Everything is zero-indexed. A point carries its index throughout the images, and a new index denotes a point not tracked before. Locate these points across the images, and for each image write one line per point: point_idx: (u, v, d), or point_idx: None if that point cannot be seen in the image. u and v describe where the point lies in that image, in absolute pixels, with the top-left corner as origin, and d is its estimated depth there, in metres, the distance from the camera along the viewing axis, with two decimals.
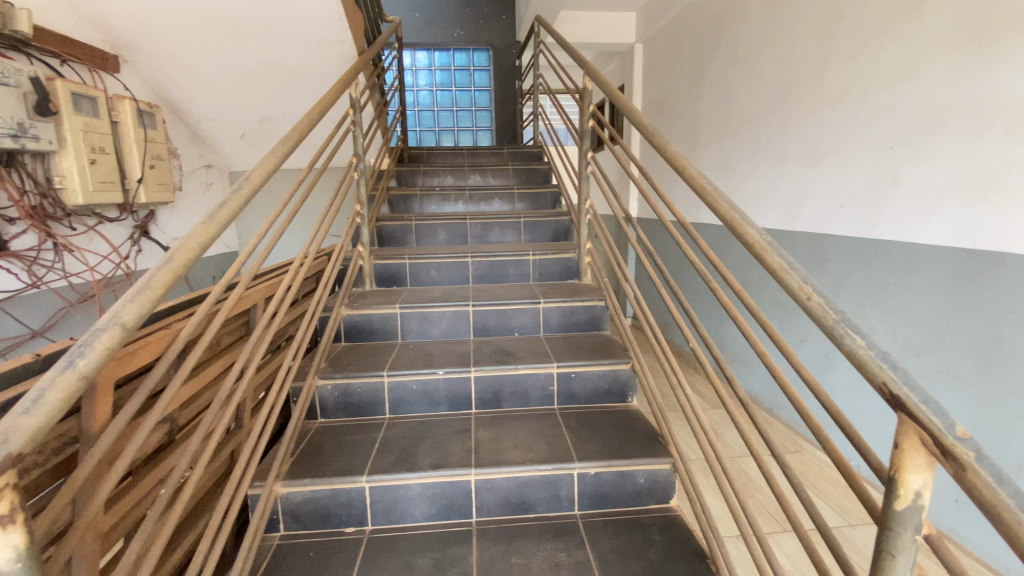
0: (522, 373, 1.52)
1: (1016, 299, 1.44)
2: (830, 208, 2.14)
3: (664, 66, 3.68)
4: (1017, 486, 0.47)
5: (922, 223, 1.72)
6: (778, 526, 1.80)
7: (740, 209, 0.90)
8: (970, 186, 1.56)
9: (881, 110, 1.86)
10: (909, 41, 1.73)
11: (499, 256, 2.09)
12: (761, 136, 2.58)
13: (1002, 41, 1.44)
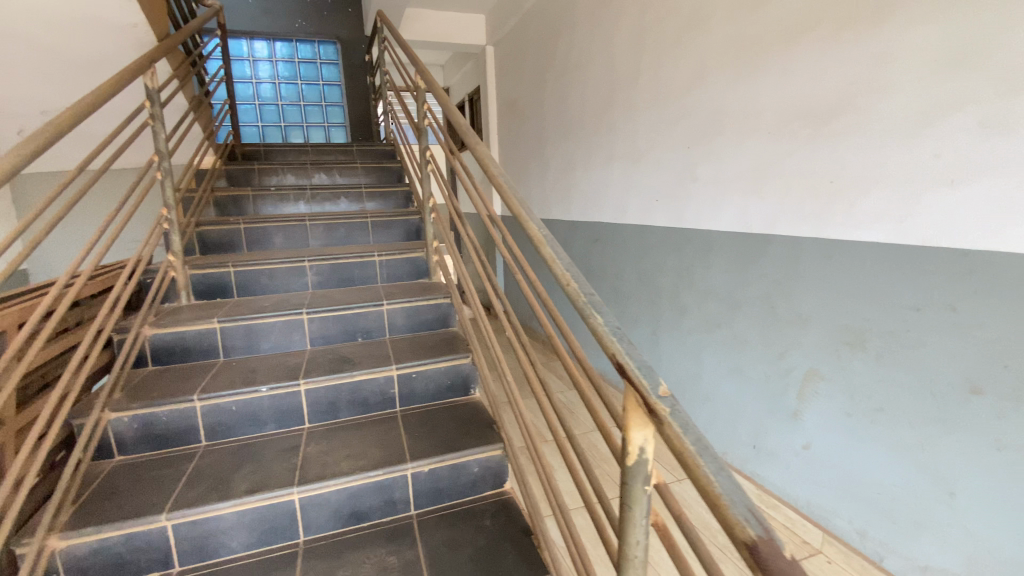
0: (358, 379, 1.46)
1: (779, 273, 1.73)
2: (649, 201, 2.40)
3: (512, 70, 3.81)
4: (698, 431, 0.56)
5: (714, 211, 2.00)
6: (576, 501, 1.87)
7: (527, 205, 0.98)
8: (746, 179, 1.84)
9: (683, 114, 2.11)
10: (699, 54, 1.99)
11: (340, 259, 1.98)
12: (595, 136, 2.80)
13: (761, 58, 1.72)
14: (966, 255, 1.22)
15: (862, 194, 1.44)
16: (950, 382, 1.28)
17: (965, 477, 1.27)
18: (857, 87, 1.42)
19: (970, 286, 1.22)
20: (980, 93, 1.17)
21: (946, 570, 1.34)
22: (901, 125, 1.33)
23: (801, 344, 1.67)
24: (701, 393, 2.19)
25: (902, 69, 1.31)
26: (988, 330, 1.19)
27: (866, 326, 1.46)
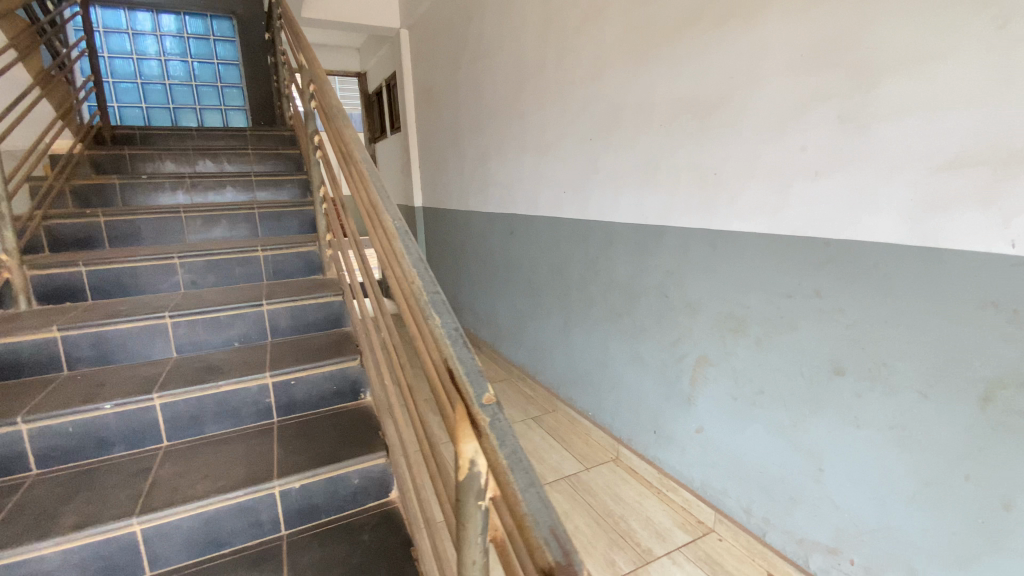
0: (226, 390, 1.33)
1: (674, 263, 1.77)
2: (558, 192, 2.39)
3: (427, 55, 3.68)
4: (514, 444, 0.51)
5: (616, 203, 2.02)
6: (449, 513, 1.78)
7: (387, 197, 0.91)
8: (644, 171, 1.86)
9: (586, 105, 2.11)
10: (599, 45, 1.98)
11: (218, 255, 1.81)
12: (507, 126, 2.75)
13: (654, 50, 1.73)
14: (828, 244, 1.28)
15: (743, 185, 1.48)
16: (817, 365, 1.35)
17: (832, 453, 1.35)
18: (736, 81, 1.46)
19: (832, 273, 1.28)
20: (840, 89, 1.22)
21: (817, 541, 1.42)
22: (774, 118, 1.38)
23: (694, 333, 1.72)
24: (608, 382, 2.22)
25: (775, 65, 1.35)
26: (848, 315, 1.27)
27: (748, 314, 1.52)
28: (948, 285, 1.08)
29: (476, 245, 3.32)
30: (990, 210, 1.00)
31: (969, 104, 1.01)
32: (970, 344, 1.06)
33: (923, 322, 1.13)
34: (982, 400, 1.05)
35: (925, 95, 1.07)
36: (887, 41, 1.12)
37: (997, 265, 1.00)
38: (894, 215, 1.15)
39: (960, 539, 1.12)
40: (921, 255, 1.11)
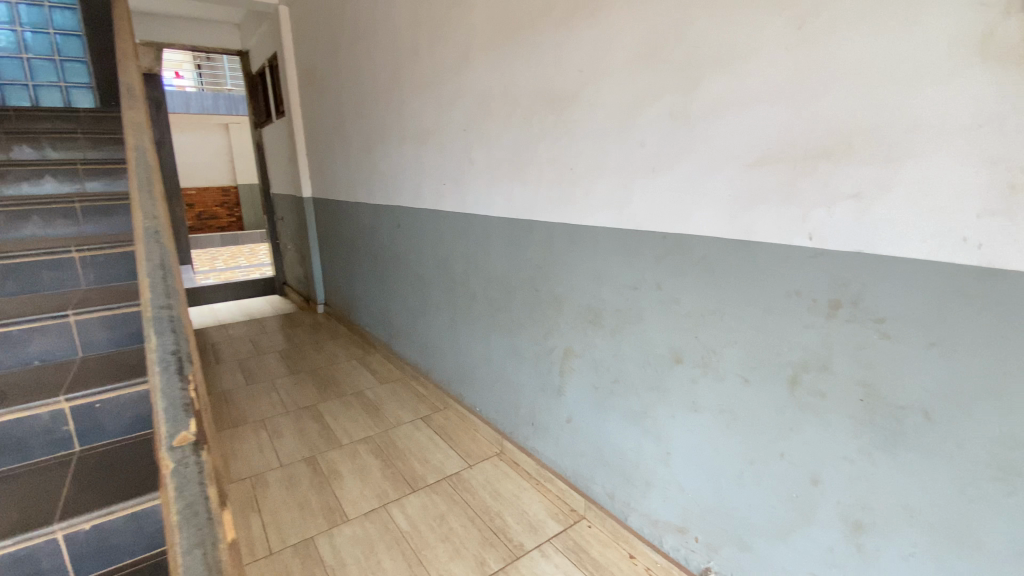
0: (8, 421, 1.15)
1: (542, 257, 1.77)
2: (437, 185, 2.32)
3: (306, 34, 3.42)
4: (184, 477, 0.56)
5: (489, 196, 1.98)
6: (310, 531, 1.72)
7: (151, 208, 0.90)
8: (510, 163, 1.83)
9: (457, 94, 2.04)
10: (465, 31, 1.92)
11: (18, 258, 1.55)
12: (387, 113, 2.62)
13: (514, 40, 1.69)
14: (667, 238, 1.34)
15: (595, 179, 1.51)
16: (662, 353, 1.41)
17: (677, 438, 1.41)
18: (586, 75, 1.47)
19: (670, 266, 1.35)
20: (670, 86, 1.26)
21: (668, 521, 1.49)
22: (619, 113, 1.40)
23: (561, 325, 1.74)
24: (490, 376, 2.20)
25: (618, 61, 1.37)
26: (683, 305, 1.33)
27: (604, 305, 1.56)
28: (761, 275, 1.16)
29: (364, 239, 3.16)
30: (790, 205, 1.08)
31: (770, 103, 1.08)
32: (778, 330, 1.14)
33: (744, 311, 1.20)
34: (791, 383, 1.14)
35: (738, 95, 1.13)
36: (706, 39, 1.16)
37: (798, 257, 1.08)
38: (717, 211, 1.21)
39: (777, 511, 1.21)
40: (739, 247, 1.19)
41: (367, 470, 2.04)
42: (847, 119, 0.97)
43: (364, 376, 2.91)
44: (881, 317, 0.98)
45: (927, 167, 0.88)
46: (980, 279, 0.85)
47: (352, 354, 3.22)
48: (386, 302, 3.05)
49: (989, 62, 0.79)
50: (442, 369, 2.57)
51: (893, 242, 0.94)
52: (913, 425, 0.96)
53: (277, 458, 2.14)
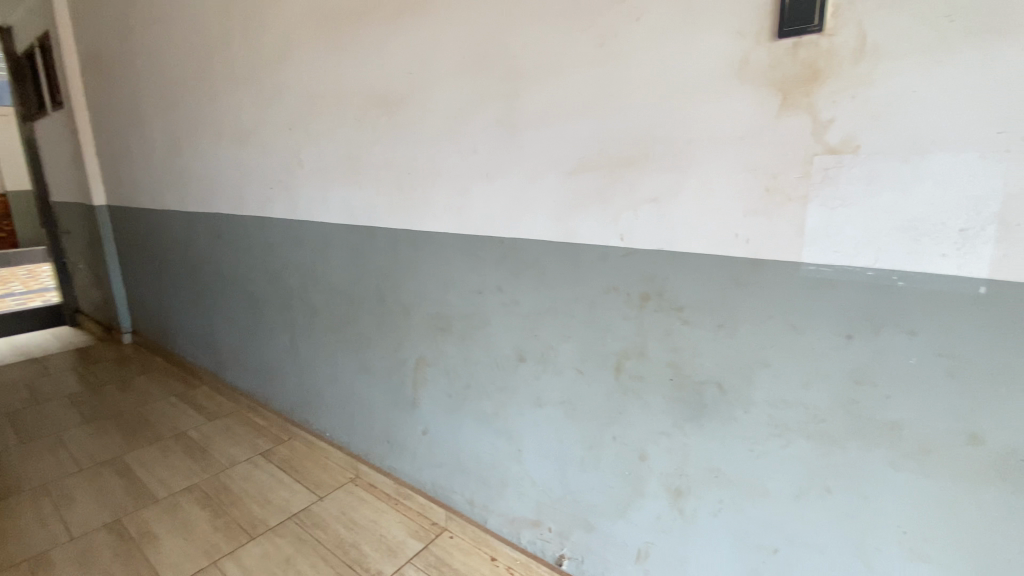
0: None
1: (384, 265, 1.69)
2: (262, 190, 2.08)
3: (88, 10, 2.85)
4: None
5: (322, 201, 1.84)
6: None
7: None
8: (343, 167, 1.72)
9: (278, 90, 1.86)
10: (282, 22, 1.75)
11: None
12: (195, 108, 2.29)
13: (337, 35, 1.59)
14: (503, 242, 1.37)
15: (431, 185, 1.48)
16: (506, 355, 1.44)
17: (526, 435, 1.45)
18: (414, 76, 1.44)
19: (507, 269, 1.38)
20: (494, 92, 1.29)
21: (524, 517, 1.52)
22: (448, 118, 1.40)
23: (408, 335, 1.68)
24: (337, 396, 2.04)
25: (445, 64, 1.37)
26: (523, 306, 1.37)
27: (449, 312, 1.54)
28: (586, 273, 1.24)
29: (178, 254, 2.73)
30: (605, 208, 1.18)
31: (584, 113, 1.16)
32: (604, 324, 1.24)
33: (575, 309, 1.28)
34: (616, 371, 1.24)
35: (556, 104, 1.20)
36: (526, 47, 1.21)
37: (615, 256, 1.18)
38: (546, 214, 1.27)
39: (615, 490, 1.31)
40: (566, 248, 1.26)
41: (191, 524, 1.75)
42: (645, 130, 1.09)
43: (187, 414, 2.50)
44: (682, 305, 1.12)
45: (707, 172, 1.04)
46: (751, 267, 1.02)
47: (171, 390, 2.75)
48: (210, 324, 2.66)
49: (746, 84, 0.97)
50: (283, 394, 2.32)
51: (687, 239, 1.09)
52: (711, 396, 1.12)
53: (62, 532, 1.71)
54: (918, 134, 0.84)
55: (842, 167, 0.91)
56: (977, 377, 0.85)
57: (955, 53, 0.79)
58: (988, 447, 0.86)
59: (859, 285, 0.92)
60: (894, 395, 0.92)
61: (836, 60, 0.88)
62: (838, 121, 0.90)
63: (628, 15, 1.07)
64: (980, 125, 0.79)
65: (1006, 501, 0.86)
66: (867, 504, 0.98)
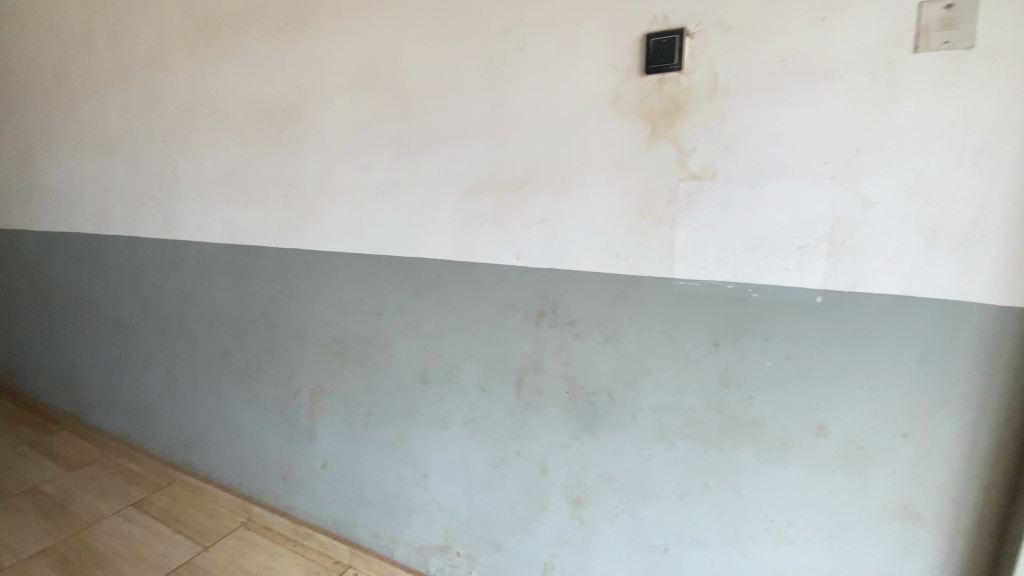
0: None
1: (275, 287, 1.59)
2: (132, 207, 1.88)
3: None
4: None
5: (203, 220, 1.69)
6: None
7: None
8: (227, 184, 1.60)
9: (150, 99, 1.71)
10: (156, 28, 1.63)
11: None
12: (51, 115, 2.04)
13: (220, 44, 1.51)
14: (401, 262, 1.35)
15: (324, 203, 1.43)
16: (408, 377, 1.41)
17: (431, 459, 1.42)
18: (303, 90, 1.39)
19: (405, 290, 1.36)
20: (387, 111, 1.28)
21: (432, 544, 1.48)
22: (340, 135, 1.36)
23: (304, 361, 1.59)
24: (225, 433, 1.86)
25: (336, 80, 1.34)
26: (423, 327, 1.35)
27: (347, 336, 1.48)
28: (484, 292, 1.25)
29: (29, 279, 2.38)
30: (499, 228, 1.20)
31: (475, 135, 1.19)
32: (503, 341, 1.26)
33: (475, 328, 1.28)
34: (517, 387, 1.26)
35: (448, 125, 1.21)
36: (416, 68, 1.22)
37: (511, 275, 1.21)
38: (442, 234, 1.27)
39: (520, 507, 1.32)
40: (463, 268, 1.26)
41: None
42: (533, 154, 1.14)
43: (38, 466, 2.15)
44: (574, 320, 1.17)
45: (590, 195, 1.10)
46: (633, 283, 1.09)
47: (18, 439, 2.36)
48: (71, 360, 2.33)
49: (620, 114, 1.05)
50: (161, 435, 2.08)
51: (576, 257, 1.14)
52: (604, 406, 1.17)
53: None
54: (762, 164, 0.95)
55: (704, 192, 1.00)
56: (820, 375, 0.97)
57: (786, 96, 0.92)
58: (832, 436, 0.98)
59: (723, 297, 1.02)
60: (757, 395, 1.03)
61: (695, 96, 0.98)
62: (699, 150, 1.00)
63: (513, 43, 1.12)
64: (808, 157, 0.92)
65: (849, 482, 0.98)
66: (741, 497, 1.08)
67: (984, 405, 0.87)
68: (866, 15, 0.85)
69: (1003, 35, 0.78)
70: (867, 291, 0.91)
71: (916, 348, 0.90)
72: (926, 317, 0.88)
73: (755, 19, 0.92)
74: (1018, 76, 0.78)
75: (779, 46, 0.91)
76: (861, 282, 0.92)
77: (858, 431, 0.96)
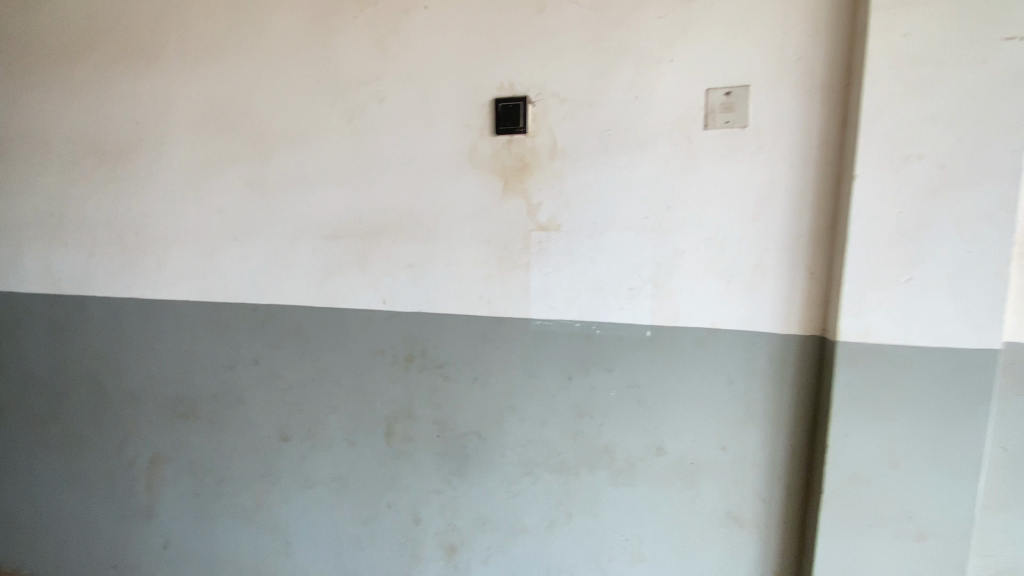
0: None
1: (106, 341, 1.40)
2: None
3: None
4: None
5: (12, 266, 1.46)
6: None
7: None
8: (46, 224, 1.41)
9: None
10: None
11: None
12: None
13: (42, 72, 1.37)
14: (258, 310, 1.27)
15: (169, 247, 1.32)
16: (269, 433, 1.31)
17: (295, 521, 1.32)
18: (145, 127, 1.31)
19: (264, 340, 1.28)
20: (241, 154, 1.24)
21: None
22: (188, 176, 1.29)
23: (142, 424, 1.41)
24: (35, 518, 1.56)
25: (184, 120, 1.27)
26: (285, 378, 1.28)
27: (197, 393, 1.35)
28: (349, 339, 1.23)
29: None
30: (363, 274, 1.21)
31: (335, 182, 1.20)
32: (370, 389, 1.23)
33: (340, 376, 1.25)
34: (386, 435, 1.24)
35: (307, 172, 1.21)
36: (272, 113, 1.21)
37: (376, 321, 1.21)
38: (304, 280, 1.24)
39: (393, 561, 1.27)
40: (326, 314, 1.23)
41: None
42: (395, 202, 1.17)
43: None
44: (440, 364, 1.19)
45: (451, 243, 1.16)
46: (494, 325, 1.16)
47: None
48: None
49: (475, 169, 1.13)
50: None
51: (439, 302, 1.18)
52: (473, 447, 1.20)
53: None
54: (598, 217, 1.08)
55: (552, 240, 1.11)
56: (656, 401, 1.10)
57: (613, 159, 1.06)
58: (669, 455, 1.11)
59: (573, 335, 1.12)
60: (606, 423, 1.13)
61: (539, 156, 1.10)
62: (545, 203, 1.11)
63: (372, 97, 1.16)
64: (633, 212, 1.07)
65: (685, 496, 1.11)
66: (599, 521, 1.16)
67: (778, 418, 1.05)
68: (669, 97, 1.02)
69: (764, 119, 0.98)
70: (686, 324, 1.07)
71: (726, 373, 1.06)
72: (730, 345, 1.05)
73: (584, 93, 1.06)
74: (778, 152, 0.98)
75: (605, 116, 1.06)
76: (681, 318, 1.07)
77: (689, 448, 1.10)
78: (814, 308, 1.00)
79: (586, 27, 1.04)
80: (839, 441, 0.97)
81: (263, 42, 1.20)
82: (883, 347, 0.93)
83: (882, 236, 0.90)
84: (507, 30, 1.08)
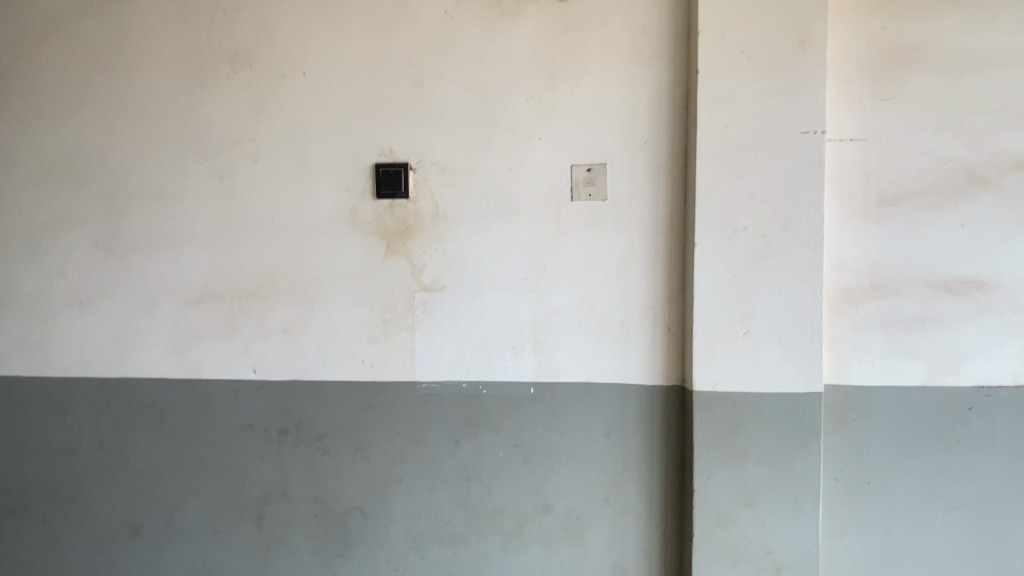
0: None
1: None
2: None
3: None
4: None
5: None
6: None
7: None
8: None
9: None
10: None
11: None
12: None
13: None
14: (106, 385, 1.13)
15: None
16: (115, 528, 1.14)
17: None
18: None
19: (111, 419, 1.13)
20: (91, 212, 1.13)
21: None
22: (24, 236, 1.14)
23: None
24: None
25: (21, 173, 1.14)
26: (137, 462, 1.13)
27: (24, 486, 1.15)
28: (215, 413, 1.12)
29: None
30: (233, 341, 1.12)
31: (202, 244, 1.12)
32: (239, 467, 1.12)
33: (204, 455, 1.13)
34: (258, 519, 1.13)
35: (171, 233, 1.12)
36: (130, 170, 1.13)
37: (246, 392, 1.12)
38: (164, 349, 1.13)
39: None
40: (189, 387, 1.12)
41: None
42: (269, 265, 1.12)
43: None
44: (319, 435, 1.12)
45: (331, 306, 1.12)
46: (377, 390, 1.12)
47: None
48: None
49: (356, 232, 1.12)
50: None
51: (319, 368, 1.12)
52: (356, 523, 1.12)
53: None
54: (479, 279, 1.12)
55: (436, 302, 1.12)
56: (541, 458, 1.12)
57: (491, 225, 1.11)
58: (556, 513, 1.12)
59: (458, 397, 1.11)
60: (494, 485, 1.12)
61: (421, 220, 1.12)
62: (428, 266, 1.12)
63: (244, 157, 1.12)
64: (512, 274, 1.12)
65: (572, 553, 1.12)
66: None
67: (652, 466, 1.11)
68: (540, 169, 1.11)
69: (622, 191, 1.09)
70: (565, 381, 1.11)
71: (604, 426, 1.11)
72: (606, 399, 1.11)
73: (463, 162, 1.12)
74: (635, 220, 1.09)
75: (483, 184, 1.12)
76: (561, 374, 1.11)
77: (574, 504, 1.12)
78: (675, 360, 1.09)
79: (462, 102, 1.11)
80: (704, 485, 1.04)
81: (121, 96, 1.13)
82: (732, 394, 1.03)
83: (724, 295, 1.02)
84: (387, 100, 1.12)
